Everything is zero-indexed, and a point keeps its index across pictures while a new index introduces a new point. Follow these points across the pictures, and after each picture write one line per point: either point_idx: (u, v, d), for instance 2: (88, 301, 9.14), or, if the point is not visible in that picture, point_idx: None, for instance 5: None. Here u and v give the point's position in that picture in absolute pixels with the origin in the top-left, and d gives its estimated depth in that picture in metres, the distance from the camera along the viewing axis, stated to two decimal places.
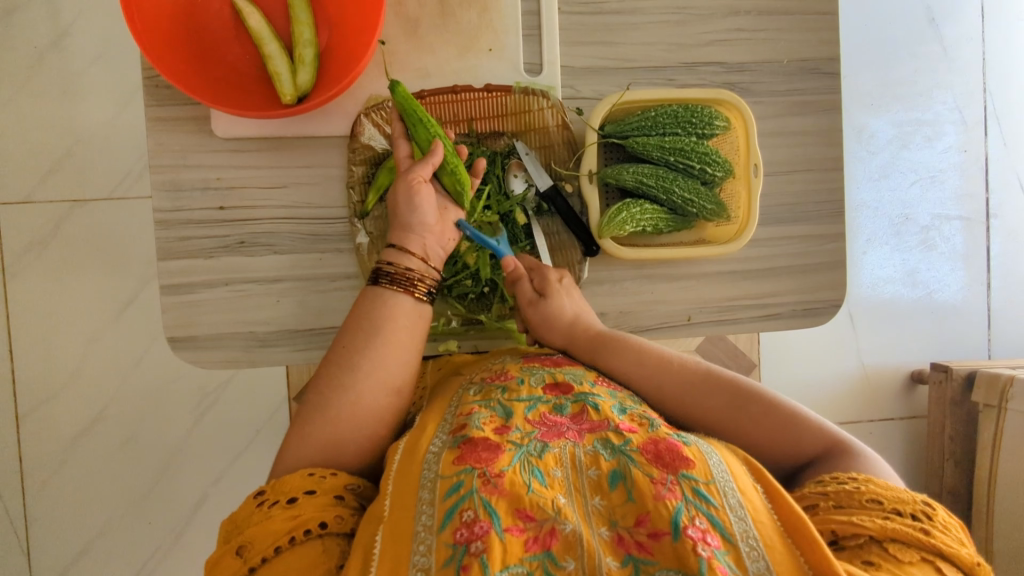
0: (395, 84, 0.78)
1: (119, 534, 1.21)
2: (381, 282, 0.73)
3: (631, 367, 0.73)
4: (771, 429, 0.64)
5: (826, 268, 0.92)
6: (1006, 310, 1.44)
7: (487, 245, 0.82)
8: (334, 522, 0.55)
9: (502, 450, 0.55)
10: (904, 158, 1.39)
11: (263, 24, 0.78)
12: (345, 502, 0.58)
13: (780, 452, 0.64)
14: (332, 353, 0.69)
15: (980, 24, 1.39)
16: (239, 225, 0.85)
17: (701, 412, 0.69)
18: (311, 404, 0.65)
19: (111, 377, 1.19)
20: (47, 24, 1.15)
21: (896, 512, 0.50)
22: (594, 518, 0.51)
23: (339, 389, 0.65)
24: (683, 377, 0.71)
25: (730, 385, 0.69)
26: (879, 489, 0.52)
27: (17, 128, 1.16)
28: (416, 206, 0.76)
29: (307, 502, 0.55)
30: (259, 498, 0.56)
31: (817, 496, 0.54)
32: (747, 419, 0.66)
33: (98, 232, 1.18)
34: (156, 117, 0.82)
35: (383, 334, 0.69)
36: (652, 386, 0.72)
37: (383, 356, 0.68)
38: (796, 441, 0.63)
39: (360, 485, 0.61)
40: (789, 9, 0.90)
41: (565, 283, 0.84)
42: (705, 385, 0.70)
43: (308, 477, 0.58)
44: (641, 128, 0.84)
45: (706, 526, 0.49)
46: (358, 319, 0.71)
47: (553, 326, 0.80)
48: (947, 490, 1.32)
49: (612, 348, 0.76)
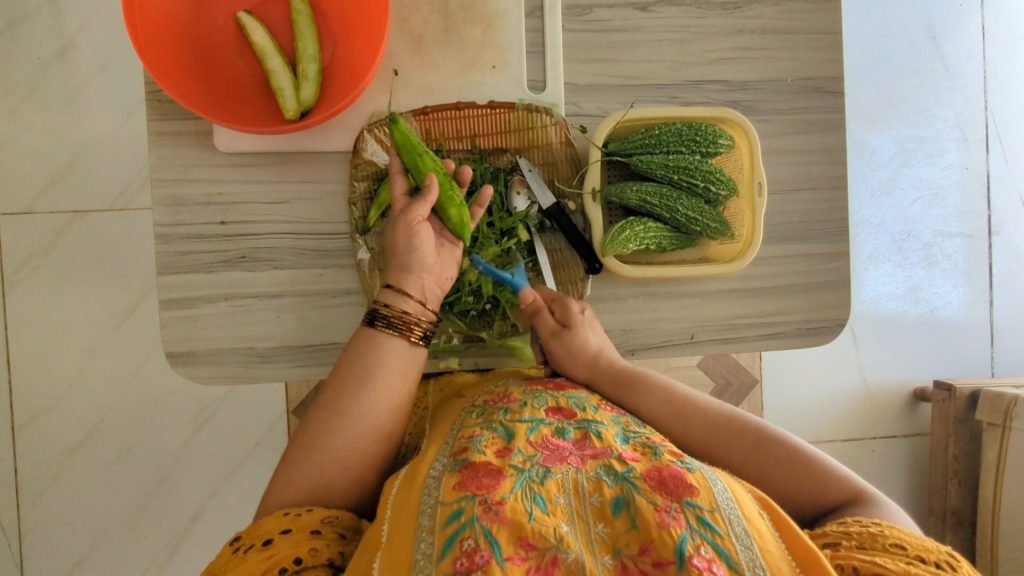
0: (395, 120, 0.78)
1: (114, 548, 1.19)
2: (377, 325, 0.72)
3: (658, 406, 0.73)
4: (796, 477, 0.64)
5: (831, 286, 0.92)
6: (1009, 327, 1.44)
7: (501, 279, 0.84)
8: (309, 557, 0.54)
9: (503, 476, 0.54)
10: (906, 175, 1.39)
11: (267, 40, 0.78)
12: (323, 535, 0.57)
13: (804, 498, 0.63)
14: (322, 396, 0.68)
15: (981, 42, 1.39)
16: (239, 240, 0.84)
17: (726, 454, 0.68)
18: (299, 445, 0.65)
19: (109, 390, 1.18)
20: (51, 36, 1.15)
21: (920, 560, 0.49)
22: (598, 546, 0.50)
23: (328, 433, 0.65)
24: (709, 421, 0.70)
25: (756, 431, 0.68)
26: (903, 536, 0.51)
27: (19, 138, 1.15)
28: (414, 245, 0.76)
29: (282, 542, 0.55)
30: (235, 544, 0.56)
31: (839, 535, 0.53)
32: (771, 464, 0.65)
33: (97, 244, 1.17)
34: (157, 131, 0.82)
35: (374, 380, 0.68)
36: (678, 425, 0.71)
37: (373, 401, 0.68)
38: (820, 488, 0.62)
39: (338, 515, 0.60)
40: (792, 28, 0.90)
41: (588, 315, 0.83)
42: (731, 428, 0.69)
43: (283, 517, 0.58)
44: (645, 147, 0.84)
45: (712, 556, 0.48)
46: (352, 364, 0.70)
47: (577, 361, 0.79)
48: (951, 510, 1.31)
49: (634, 389, 0.75)
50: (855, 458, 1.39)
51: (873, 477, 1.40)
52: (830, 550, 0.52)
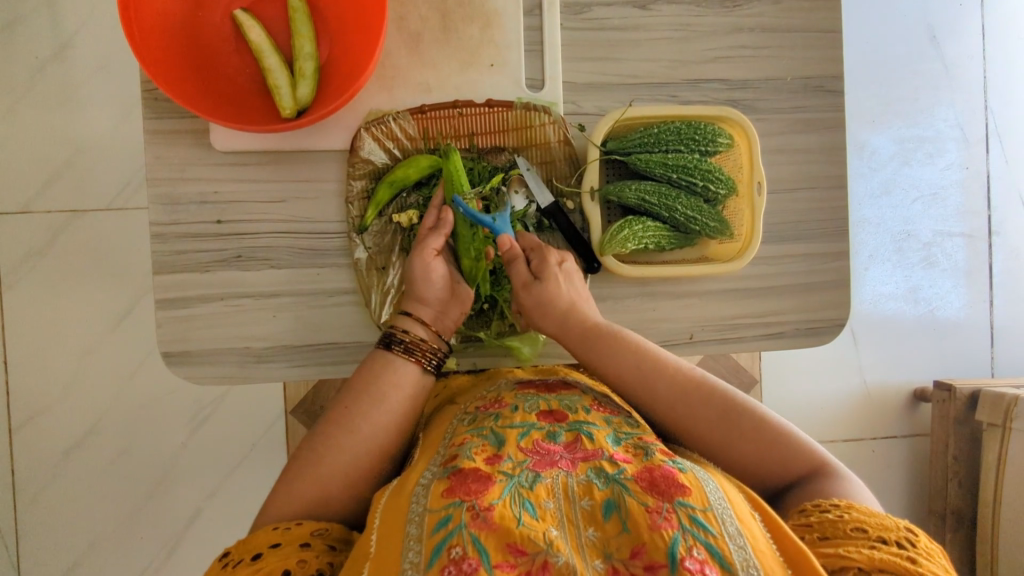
0: (450, 152, 0.83)
1: (110, 549, 1.19)
2: (394, 348, 0.73)
3: (625, 368, 0.71)
4: (762, 448, 0.63)
5: (830, 286, 0.91)
6: (1009, 328, 1.43)
7: (481, 222, 0.79)
8: (297, 568, 0.53)
9: (492, 481, 0.54)
10: (905, 175, 1.38)
11: (263, 38, 0.78)
12: (313, 547, 0.56)
13: (768, 470, 0.63)
14: (332, 411, 0.69)
15: (982, 42, 1.39)
16: (235, 239, 0.84)
17: (692, 422, 0.67)
18: (304, 457, 0.65)
19: (106, 390, 1.17)
20: (48, 35, 1.14)
21: (882, 541, 0.49)
22: (589, 550, 0.50)
23: (334, 445, 0.65)
24: (677, 384, 0.69)
25: (724, 397, 0.67)
26: (863, 517, 0.51)
27: (16, 137, 1.15)
28: (434, 278, 0.78)
29: (271, 556, 0.54)
30: (224, 560, 0.55)
31: (802, 528, 0.52)
32: (738, 433, 0.64)
33: (94, 243, 1.17)
34: (154, 129, 0.81)
35: (385, 401, 0.69)
36: (644, 389, 0.70)
37: (382, 421, 0.68)
38: (785, 460, 0.62)
39: (328, 527, 0.59)
40: (792, 26, 0.90)
41: (566, 268, 0.81)
42: (699, 393, 0.68)
43: (273, 531, 0.57)
44: (644, 145, 0.83)
45: (704, 557, 0.47)
46: (363, 381, 0.70)
47: (548, 316, 0.78)
48: (952, 510, 1.30)
49: (604, 350, 0.73)
50: (856, 459, 1.39)
51: (874, 477, 1.39)
52: None
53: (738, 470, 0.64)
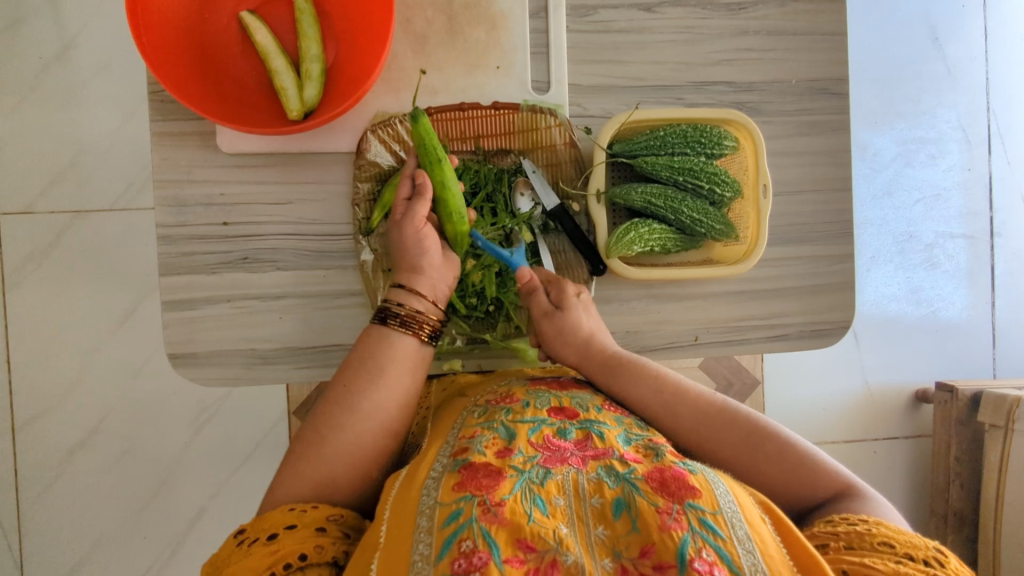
0: (418, 115, 0.76)
1: (114, 549, 1.19)
2: (390, 323, 0.72)
3: (649, 391, 0.71)
4: (787, 469, 0.63)
5: (835, 289, 0.91)
6: (1011, 329, 1.43)
7: (500, 255, 0.83)
8: (314, 554, 0.54)
9: (503, 476, 0.54)
10: (908, 176, 1.39)
11: (270, 39, 0.78)
12: (328, 532, 0.57)
13: (794, 493, 0.62)
14: (332, 391, 0.69)
15: (984, 44, 1.39)
16: (242, 241, 0.84)
17: (717, 445, 0.67)
18: (307, 440, 0.65)
19: (110, 390, 1.18)
20: (53, 35, 1.15)
21: (909, 557, 0.49)
22: (598, 548, 0.50)
23: (338, 427, 0.65)
24: (701, 410, 0.69)
25: (747, 423, 0.67)
26: (891, 533, 0.51)
27: (21, 137, 1.15)
28: (424, 249, 0.77)
29: (287, 537, 0.55)
30: (239, 536, 0.56)
31: (828, 536, 0.53)
32: (762, 456, 0.64)
33: (98, 244, 1.17)
34: (160, 131, 0.81)
35: (387, 378, 0.69)
36: (669, 417, 0.70)
37: (386, 398, 0.68)
38: (811, 482, 0.62)
39: (344, 514, 0.60)
40: (797, 29, 0.90)
41: (584, 299, 0.81)
42: (721, 418, 0.68)
43: (289, 512, 0.57)
44: (650, 148, 0.83)
45: (713, 559, 0.48)
46: (360, 360, 0.70)
47: (569, 342, 0.78)
48: (953, 512, 1.30)
49: (627, 378, 0.73)
50: (856, 459, 1.39)
51: (876, 478, 1.40)
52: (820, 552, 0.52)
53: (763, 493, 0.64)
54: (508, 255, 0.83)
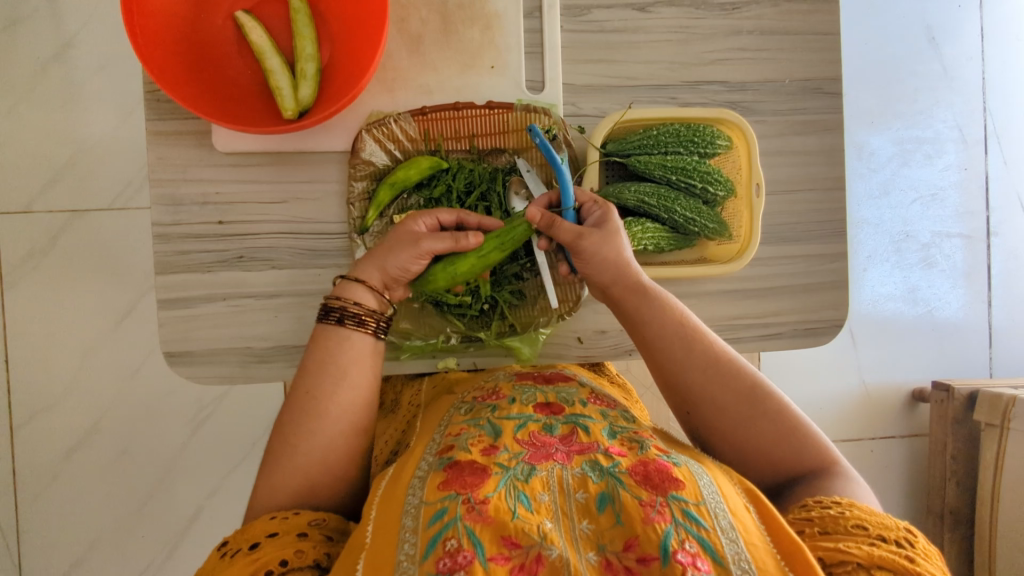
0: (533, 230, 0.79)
1: (111, 548, 1.19)
2: (347, 323, 0.70)
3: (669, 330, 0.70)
4: (780, 435, 0.64)
5: (828, 287, 0.92)
6: (1007, 328, 1.44)
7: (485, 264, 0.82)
8: (295, 558, 0.54)
9: (488, 474, 0.55)
10: (904, 176, 1.39)
11: (264, 39, 0.78)
12: (310, 537, 0.57)
13: (780, 459, 0.64)
14: (293, 397, 0.67)
15: (980, 44, 1.40)
16: (237, 240, 0.84)
17: (719, 395, 0.66)
18: (276, 452, 0.65)
19: (107, 389, 1.18)
20: (51, 35, 1.15)
21: (881, 539, 0.49)
22: (582, 542, 0.51)
23: (304, 434, 0.65)
24: (712, 359, 0.68)
25: (752, 382, 0.67)
26: (864, 515, 0.51)
27: (19, 137, 1.16)
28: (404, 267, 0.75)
29: (269, 546, 0.55)
30: (222, 550, 0.56)
31: (803, 522, 0.53)
32: (761, 414, 0.65)
33: (96, 243, 1.17)
34: (156, 130, 0.82)
35: (346, 378, 0.68)
36: (679, 358, 0.69)
37: (348, 398, 0.67)
38: (798, 451, 0.63)
39: (326, 517, 0.60)
40: (790, 29, 0.91)
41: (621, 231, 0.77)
42: (731, 373, 0.67)
43: (270, 521, 0.58)
44: (643, 147, 0.84)
45: (696, 550, 0.48)
46: (316, 364, 0.69)
47: (606, 258, 0.73)
48: (950, 511, 1.31)
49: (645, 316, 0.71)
50: (853, 459, 1.39)
51: (872, 477, 1.40)
52: None
53: (752, 449, 0.65)
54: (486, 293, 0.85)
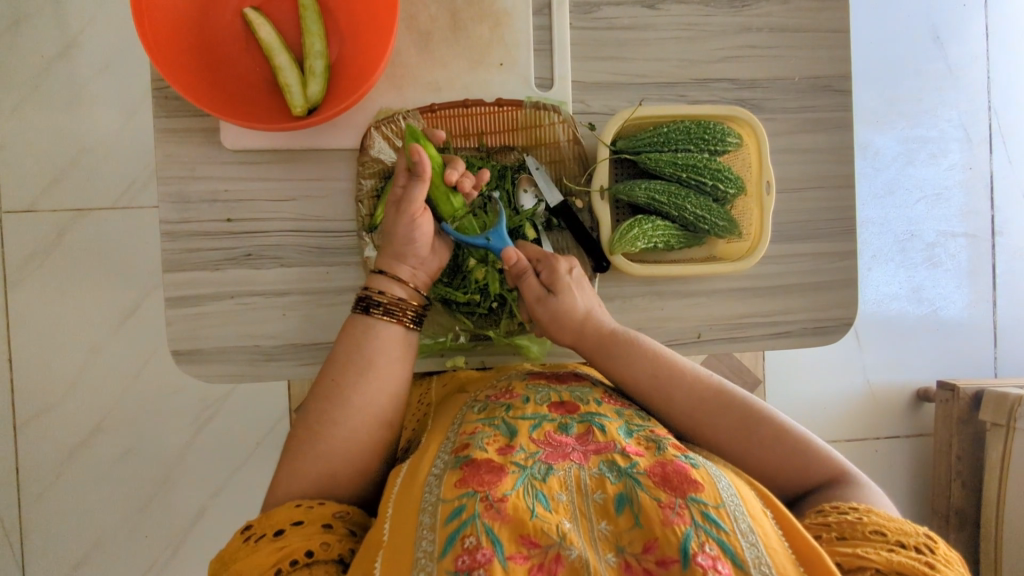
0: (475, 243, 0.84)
1: (116, 547, 1.19)
2: (374, 312, 0.71)
3: (644, 377, 0.71)
4: (782, 453, 0.64)
5: (837, 285, 0.91)
6: (1012, 328, 1.43)
7: (475, 242, 0.80)
8: (320, 550, 0.54)
9: (505, 473, 0.54)
10: (909, 175, 1.39)
11: (273, 36, 0.78)
12: (334, 530, 0.57)
13: (787, 476, 0.64)
14: (320, 386, 0.68)
15: (985, 43, 1.39)
16: (246, 237, 0.84)
17: (711, 426, 0.67)
18: (299, 439, 0.65)
19: (112, 388, 1.18)
20: (56, 33, 1.15)
21: (900, 545, 0.49)
22: (601, 543, 0.50)
23: (329, 423, 0.65)
24: (696, 390, 0.69)
25: (742, 405, 0.68)
26: (881, 521, 0.51)
27: (24, 135, 1.16)
28: (414, 237, 0.74)
29: (294, 534, 0.55)
30: (246, 532, 0.56)
31: (820, 528, 0.53)
32: (757, 441, 0.65)
33: (101, 243, 1.17)
34: (164, 127, 0.82)
35: (375, 368, 0.68)
36: (662, 396, 0.70)
37: (376, 389, 0.67)
38: (805, 465, 0.63)
39: (350, 511, 0.60)
40: (799, 27, 0.90)
41: (576, 275, 0.80)
42: (718, 401, 0.68)
43: (296, 508, 0.58)
44: (654, 144, 0.83)
45: (716, 553, 0.48)
46: (347, 352, 0.69)
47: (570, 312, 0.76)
48: (955, 510, 1.31)
49: (618, 358, 0.73)
50: (857, 459, 1.39)
51: (876, 477, 1.39)
52: (813, 545, 0.52)
53: (757, 473, 0.65)
54: (484, 243, 0.81)
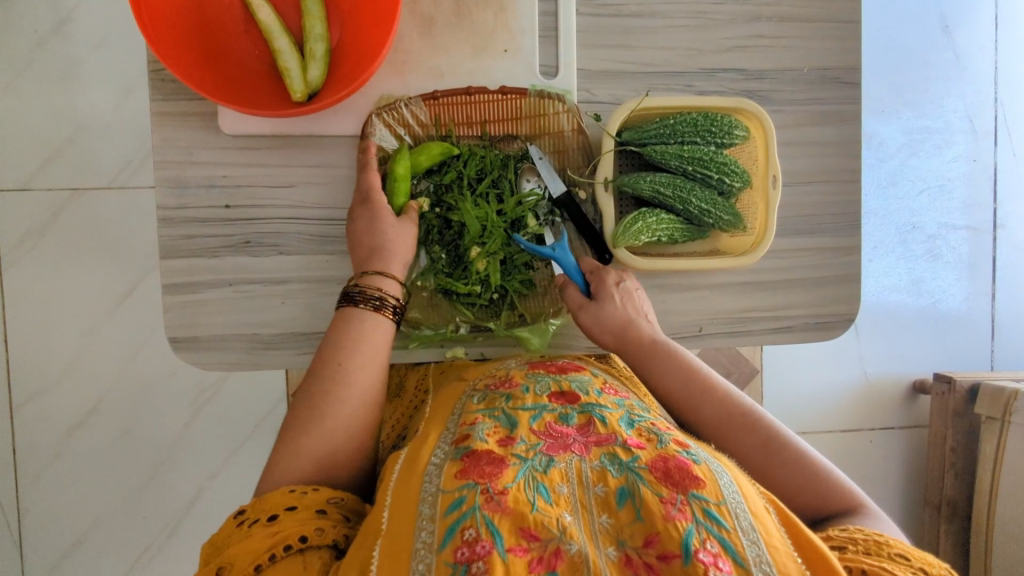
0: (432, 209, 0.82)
1: (114, 528, 1.19)
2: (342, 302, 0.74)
3: (678, 386, 0.73)
4: (799, 478, 0.63)
5: (840, 281, 0.91)
6: (1009, 321, 1.43)
7: (542, 252, 0.81)
8: (314, 536, 0.54)
9: (506, 465, 0.54)
10: (913, 166, 1.37)
11: (272, 18, 0.76)
12: (329, 516, 0.57)
13: (804, 503, 0.63)
14: (315, 368, 0.68)
15: (993, 33, 1.38)
16: (244, 224, 0.82)
17: (737, 443, 0.68)
18: (298, 420, 0.64)
19: (108, 370, 1.17)
20: (48, 8, 1.12)
21: (924, 571, 0.49)
22: (602, 536, 0.50)
23: (328, 403, 0.65)
24: (726, 408, 0.70)
25: (770, 429, 0.67)
26: (906, 548, 0.51)
27: (17, 112, 1.13)
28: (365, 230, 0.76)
29: (288, 519, 0.55)
30: (240, 517, 0.56)
31: (845, 540, 0.52)
32: (780, 464, 0.64)
33: (95, 223, 1.16)
34: (161, 110, 0.80)
35: (370, 352, 0.69)
36: (693, 408, 0.72)
37: (371, 373, 0.68)
38: (821, 495, 0.62)
39: (345, 497, 0.59)
40: (809, 15, 0.89)
41: (625, 287, 0.82)
42: (746, 422, 0.68)
43: (290, 493, 0.57)
44: (660, 136, 0.82)
45: (718, 550, 0.48)
46: (341, 335, 0.70)
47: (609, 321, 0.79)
48: (947, 501, 1.32)
49: (655, 367, 0.76)
50: (852, 450, 1.40)
51: (869, 468, 1.40)
52: (836, 552, 0.51)
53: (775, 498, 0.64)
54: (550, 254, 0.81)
